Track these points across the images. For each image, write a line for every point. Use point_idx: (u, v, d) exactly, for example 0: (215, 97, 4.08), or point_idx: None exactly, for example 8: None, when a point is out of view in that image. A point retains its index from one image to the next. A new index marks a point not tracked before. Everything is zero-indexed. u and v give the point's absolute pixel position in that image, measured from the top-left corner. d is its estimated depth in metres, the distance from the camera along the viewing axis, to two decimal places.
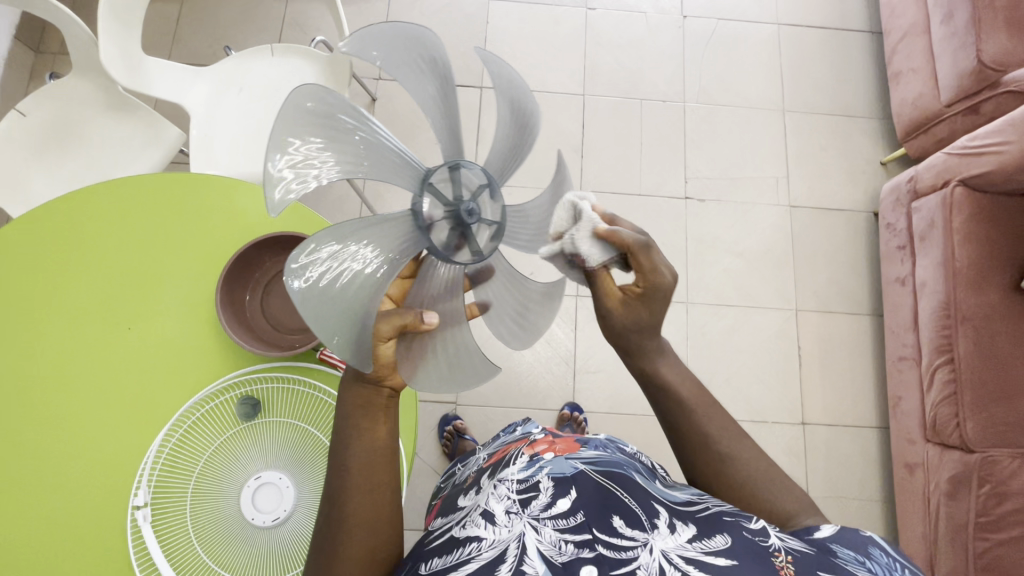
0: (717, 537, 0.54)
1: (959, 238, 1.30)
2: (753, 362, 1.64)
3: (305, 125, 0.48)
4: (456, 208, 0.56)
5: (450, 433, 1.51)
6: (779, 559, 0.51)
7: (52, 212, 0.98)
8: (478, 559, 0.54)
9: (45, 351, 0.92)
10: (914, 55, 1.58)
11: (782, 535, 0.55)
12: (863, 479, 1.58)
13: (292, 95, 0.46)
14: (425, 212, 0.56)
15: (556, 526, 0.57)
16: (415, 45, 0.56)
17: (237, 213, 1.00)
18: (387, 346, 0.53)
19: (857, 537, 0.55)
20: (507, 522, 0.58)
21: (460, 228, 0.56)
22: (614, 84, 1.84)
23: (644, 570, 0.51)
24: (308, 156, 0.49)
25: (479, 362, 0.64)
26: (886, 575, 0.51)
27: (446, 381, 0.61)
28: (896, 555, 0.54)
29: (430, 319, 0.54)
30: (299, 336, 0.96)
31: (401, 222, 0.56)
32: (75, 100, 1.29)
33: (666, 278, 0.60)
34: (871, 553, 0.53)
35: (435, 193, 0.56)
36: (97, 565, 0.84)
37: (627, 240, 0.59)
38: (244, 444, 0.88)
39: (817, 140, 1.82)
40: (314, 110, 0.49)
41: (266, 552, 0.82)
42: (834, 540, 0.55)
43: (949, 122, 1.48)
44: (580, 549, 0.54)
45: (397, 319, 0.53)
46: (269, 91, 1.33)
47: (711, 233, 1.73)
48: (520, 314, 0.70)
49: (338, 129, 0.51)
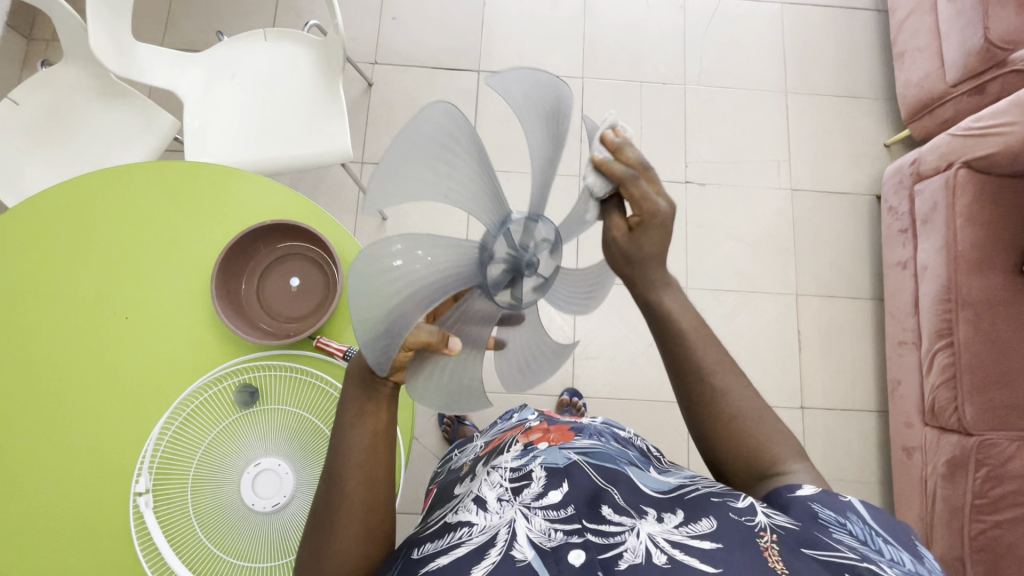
0: (703, 520, 0.54)
1: (961, 221, 1.29)
2: (753, 347, 1.64)
3: (427, 135, 0.44)
4: (519, 256, 0.54)
5: (450, 419, 1.52)
6: (764, 539, 0.51)
7: (47, 200, 0.98)
8: (468, 543, 0.55)
9: (44, 340, 0.93)
10: (920, 34, 1.55)
11: (769, 511, 0.55)
12: (861, 461, 1.59)
13: (438, 104, 0.42)
14: (492, 253, 0.52)
15: (546, 515, 0.58)
16: (550, 95, 0.53)
17: (230, 200, 0.99)
18: (404, 354, 0.53)
19: (836, 497, 0.55)
20: (498, 510, 0.60)
21: (514, 275, 0.55)
22: (613, 65, 1.81)
23: (631, 552, 0.51)
24: (414, 164, 0.44)
25: (475, 401, 0.63)
26: (865, 538, 0.52)
27: (442, 405, 0.60)
28: (876, 516, 0.54)
29: (457, 346, 0.54)
30: (295, 325, 0.96)
31: (467, 252, 0.52)
32: (68, 88, 1.29)
33: (660, 209, 0.53)
34: (849, 516, 0.53)
35: (508, 236, 0.53)
36: (102, 549, 0.86)
37: (619, 172, 0.51)
38: (243, 430, 0.89)
39: (820, 122, 1.80)
40: (446, 121, 0.45)
41: (266, 537, 0.84)
42: (814, 500, 0.55)
43: (954, 102, 1.46)
44: (569, 535, 0.55)
45: (424, 334, 0.52)
46: (263, 77, 1.31)
47: (711, 217, 1.71)
48: (525, 361, 0.70)
49: (453, 153, 0.47)
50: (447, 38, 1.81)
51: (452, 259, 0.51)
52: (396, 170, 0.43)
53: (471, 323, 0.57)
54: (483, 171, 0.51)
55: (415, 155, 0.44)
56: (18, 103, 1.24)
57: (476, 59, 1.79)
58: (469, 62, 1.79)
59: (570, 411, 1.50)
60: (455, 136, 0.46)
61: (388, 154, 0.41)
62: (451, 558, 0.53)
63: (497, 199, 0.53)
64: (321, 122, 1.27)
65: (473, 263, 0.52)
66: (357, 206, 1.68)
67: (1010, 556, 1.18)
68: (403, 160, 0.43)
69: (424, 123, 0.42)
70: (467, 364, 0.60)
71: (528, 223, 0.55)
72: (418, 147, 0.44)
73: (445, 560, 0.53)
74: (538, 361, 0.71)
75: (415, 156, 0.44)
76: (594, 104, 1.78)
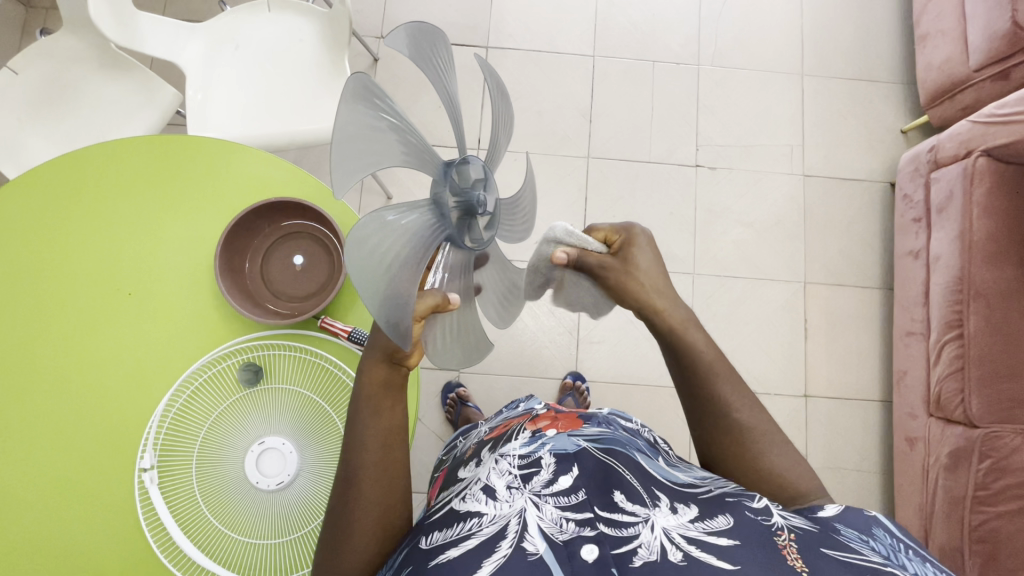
0: (720, 516, 0.55)
1: (978, 211, 1.27)
2: (758, 334, 1.63)
3: (354, 112, 0.44)
4: (468, 199, 0.56)
5: (454, 400, 1.52)
6: (782, 538, 0.52)
7: (48, 172, 0.97)
8: (478, 534, 0.55)
9: (47, 315, 0.92)
10: (944, 16, 1.50)
11: (784, 513, 0.56)
12: (863, 450, 1.59)
13: (354, 78, 0.43)
14: (447, 205, 0.54)
15: (557, 503, 0.58)
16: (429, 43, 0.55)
17: (234, 177, 0.98)
18: (417, 325, 0.56)
19: (860, 517, 0.56)
20: (508, 498, 0.59)
21: (471, 218, 0.58)
22: (626, 43, 1.76)
23: (645, 547, 0.52)
24: (361, 146, 0.46)
25: (482, 344, 0.72)
26: (889, 553, 0.52)
27: (452, 357, 0.69)
28: (899, 534, 0.55)
29: (455, 298, 0.59)
30: (299, 303, 0.95)
31: (426, 211, 0.52)
32: (67, 57, 1.24)
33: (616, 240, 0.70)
34: (875, 532, 0.55)
35: (452, 186, 0.55)
36: (109, 522, 0.87)
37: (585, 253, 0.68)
38: (248, 408, 0.89)
39: (836, 106, 1.75)
40: (370, 95, 0.45)
41: (270, 514, 0.84)
42: (838, 519, 0.56)
43: (976, 88, 1.41)
44: (581, 527, 0.55)
45: (429, 300, 0.55)
46: (267, 51, 1.28)
47: (721, 202, 1.69)
48: (507, 299, 0.76)
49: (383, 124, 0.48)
50: (455, 12, 1.76)
51: (419, 223, 0.51)
52: (342, 154, 0.44)
53: (455, 276, 0.61)
54: (413, 133, 0.52)
55: (358, 136, 0.45)
56: (17, 73, 1.19)
57: (483, 35, 1.74)
58: (477, 38, 1.74)
59: (573, 395, 1.51)
60: (382, 105, 0.47)
61: (335, 143, 0.43)
62: (461, 551, 0.53)
63: (431, 153, 0.53)
64: (325, 97, 1.25)
65: (436, 220, 0.54)
66: (362, 184, 1.66)
67: (1010, 548, 1.18)
68: (349, 146, 0.44)
69: (352, 103, 0.43)
70: (464, 316, 0.66)
71: (460, 165, 0.55)
72: (358, 128, 0.45)
73: (455, 552, 0.53)
74: (515, 295, 0.77)
75: (358, 135, 0.45)
76: (604, 83, 1.74)
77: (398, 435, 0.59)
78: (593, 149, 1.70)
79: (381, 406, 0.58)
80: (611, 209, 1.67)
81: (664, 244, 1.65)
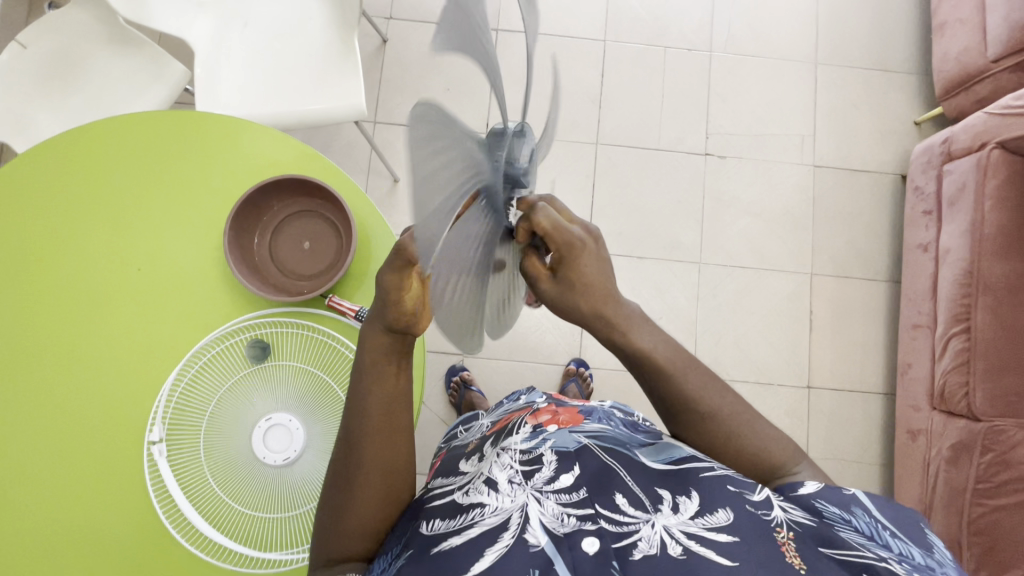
0: (719, 512, 0.55)
1: (990, 204, 1.25)
2: (763, 324, 1.62)
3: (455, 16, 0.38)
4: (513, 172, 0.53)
5: (457, 384, 1.53)
6: (780, 534, 0.53)
7: (58, 144, 0.97)
8: (480, 524, 0.56)
9: (54, 286, 0.93)
10: (963, 5, 1.48)
11: (783, 505, 0.57)
12: (864, 442, 1.59)
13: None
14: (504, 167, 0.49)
15: (559, 500, 0.59)
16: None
17: (239, 155, 0.97)
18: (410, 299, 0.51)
19: (841, 493, 0.57)
20: (510, 492, 0.60)
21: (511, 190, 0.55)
22: (638, 28, 1.74)
23: (646, 541, 0.53)
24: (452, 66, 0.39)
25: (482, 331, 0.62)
26: (871, 534, 0.53)
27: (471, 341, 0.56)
28: (880, 515, 0.55)
29: None
30: (308, 283, 0.96)
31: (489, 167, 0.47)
32: (75, 30, 1.24)
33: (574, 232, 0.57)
34: (853, 511, 0.55)
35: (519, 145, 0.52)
36: (115, 496, 0.88)
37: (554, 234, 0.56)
38: (254, 384, 0.90)
39: (849, 96, 1.73)
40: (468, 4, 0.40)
41: (277, 488, 0.85)
42: (818, 498, 0.57)
43: (993, 78, 1.38)
44: (583, 521, 0.56)
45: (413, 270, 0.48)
46: (274, 29, 1.27)
47: (730, 191, 1.68)
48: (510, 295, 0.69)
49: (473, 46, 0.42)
50: None
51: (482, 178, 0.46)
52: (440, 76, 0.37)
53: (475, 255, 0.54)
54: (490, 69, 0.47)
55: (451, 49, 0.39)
56: (27, 46, 1.19)
57: (493, 17, 1.72)
58: None
59: (575, 381, 1.52)
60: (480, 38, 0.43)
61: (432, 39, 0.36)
62: (463, 539, 0.54)
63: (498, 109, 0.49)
64: (332, 77, 1.24)
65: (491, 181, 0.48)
66: (369, 166, 1.65)
67: (1009, 540, 1.18)
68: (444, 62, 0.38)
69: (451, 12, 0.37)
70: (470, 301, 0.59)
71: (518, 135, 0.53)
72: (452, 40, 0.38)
73: (458, 540, 0.54)
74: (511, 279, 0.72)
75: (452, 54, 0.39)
76: (614, 69, 1.72)
77: (402, 402, 0.58)
78: (601, 136, 1.69)
79: (384, 370, 0.57)
80: (620, 197, 1.66)
81: (672, 232, 1.65)
